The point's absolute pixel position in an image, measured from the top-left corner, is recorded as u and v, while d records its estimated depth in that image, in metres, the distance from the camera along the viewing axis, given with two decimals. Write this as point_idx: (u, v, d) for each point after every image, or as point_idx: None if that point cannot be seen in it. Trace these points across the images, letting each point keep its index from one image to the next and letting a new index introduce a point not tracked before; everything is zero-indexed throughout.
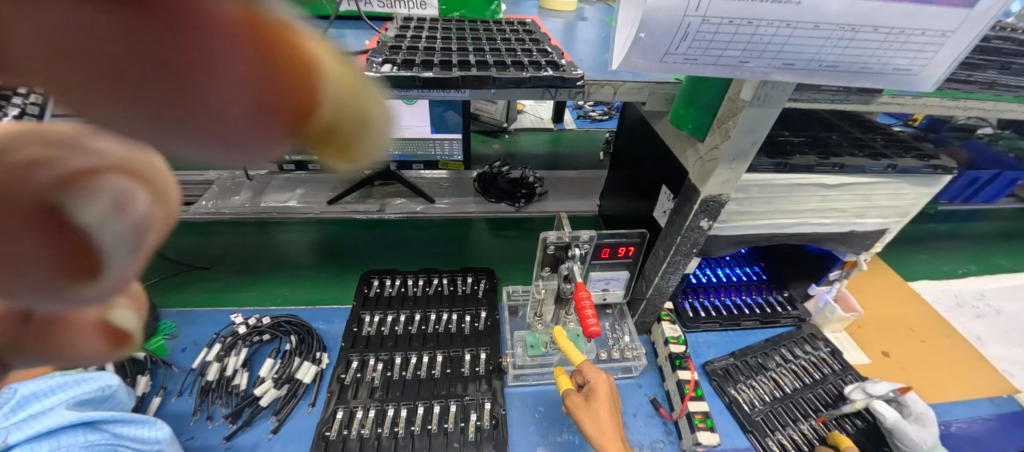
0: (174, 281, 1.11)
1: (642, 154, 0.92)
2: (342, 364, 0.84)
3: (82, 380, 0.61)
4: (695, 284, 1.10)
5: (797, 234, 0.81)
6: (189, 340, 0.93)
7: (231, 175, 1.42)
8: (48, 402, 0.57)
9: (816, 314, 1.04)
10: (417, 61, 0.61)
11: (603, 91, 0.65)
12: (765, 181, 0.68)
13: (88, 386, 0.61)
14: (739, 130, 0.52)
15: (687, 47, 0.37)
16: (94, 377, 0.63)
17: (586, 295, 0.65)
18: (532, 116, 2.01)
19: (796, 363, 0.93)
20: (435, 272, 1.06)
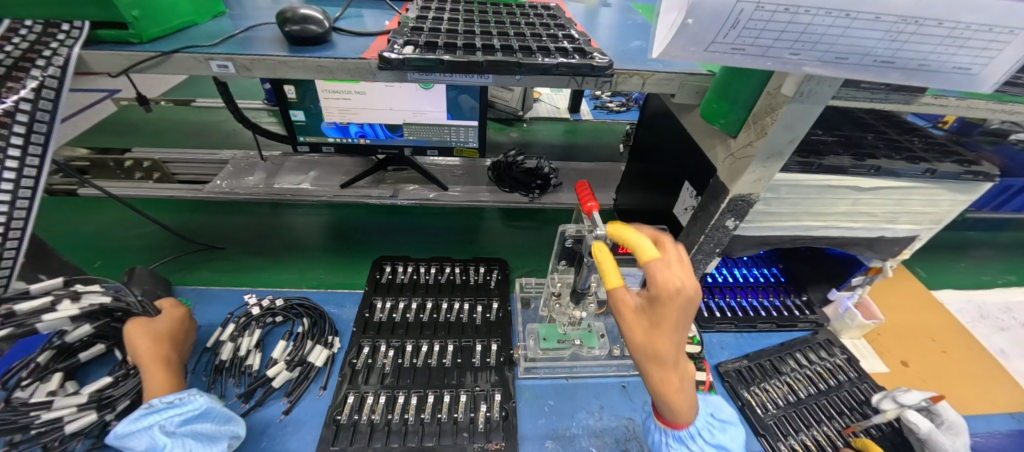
0: (189, 260, 1.11)
1: (664, 148, 0.89)
2: (354, 349, 0.84)
3: (229, 420, 0.64)
4: (711, 283, 1.07)
5: (823, 237, 0.78)
6: (204, 319, 0.94)
7: (246, 155, 1.42)
8: (209, 430, 0.61)
9: (834, 319, 1.01)
10: (440, 44, 0.59)
11: (632, 82, 0.62)
12: (795, 181, 0.65)
13: (229, 430, 0.64)
14: (777, 127, 0.49)
15: (735, 36, 0.35)
16: (234, 423, 0.65)
17: (595, 206, 0.59)
18: (548, 105, 1.98)
19: (810, 369, 0.91)
20: (448, 260, 1.05)
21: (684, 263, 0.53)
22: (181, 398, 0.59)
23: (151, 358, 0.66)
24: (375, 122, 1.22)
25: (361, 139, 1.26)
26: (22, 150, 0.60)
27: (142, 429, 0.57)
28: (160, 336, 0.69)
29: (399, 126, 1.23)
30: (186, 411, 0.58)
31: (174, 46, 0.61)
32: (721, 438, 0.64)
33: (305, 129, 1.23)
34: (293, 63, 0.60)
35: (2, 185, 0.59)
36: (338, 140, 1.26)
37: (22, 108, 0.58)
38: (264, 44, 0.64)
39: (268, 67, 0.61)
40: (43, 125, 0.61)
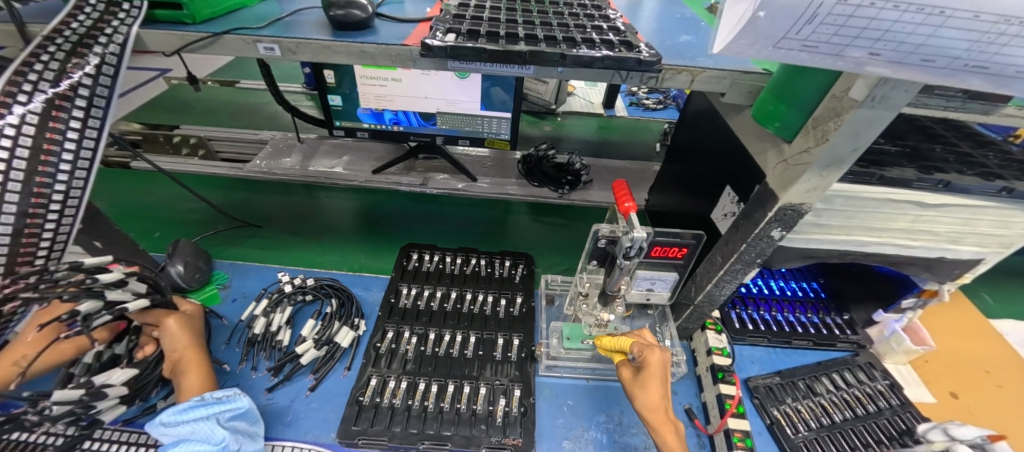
0: (226, 236, 1.15)
1: (705, 150, 0.85)
2: (378, 333, 0.85)
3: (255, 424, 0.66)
4: (745, 294, 1.03)
5: (875, 254, 0.73)
6: (240, 292, 0.97)
7: (284, 137, 1.46)
8: (245, 429, 0.63)
9: (878, 342, 0.95)
10: (482, 32, 0.58)
11: (680, 78, 0.59)
12: (851, 193, 0.61)
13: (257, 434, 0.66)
14: (840, 133, 0.46)
15: (807, 32, 0.32)
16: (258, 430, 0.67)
17: (632, 206, 0.56)
18: (582, 99, 1.94)
19: (848, 392, 0.86)
20: (474, 252, 1.05)
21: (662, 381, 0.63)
22: (228, 395, 0.62)
23: (192, 357, 0.69)
24: (410, 110, 1.22)
25: (394, 126, 1.27)
26: (82, 122, 0.62)
27: (189, 423, 0.58)
28: (193, 333, 0.73)
29: (433, 115, 1.23)
30: (231, 407, 0.61)
31: (225, 28, 0.63)
32: None
33: (341, 114, 1.25)
34: (335, 47, 0.61)
35: (64, 157, 0.61)
36: (373, 126, 1.27)
37: (85, 83, 0.61)
38: (308, 27, 0.65)
39: (312, 51, 0.62)
40: (102, 100, 0.64)
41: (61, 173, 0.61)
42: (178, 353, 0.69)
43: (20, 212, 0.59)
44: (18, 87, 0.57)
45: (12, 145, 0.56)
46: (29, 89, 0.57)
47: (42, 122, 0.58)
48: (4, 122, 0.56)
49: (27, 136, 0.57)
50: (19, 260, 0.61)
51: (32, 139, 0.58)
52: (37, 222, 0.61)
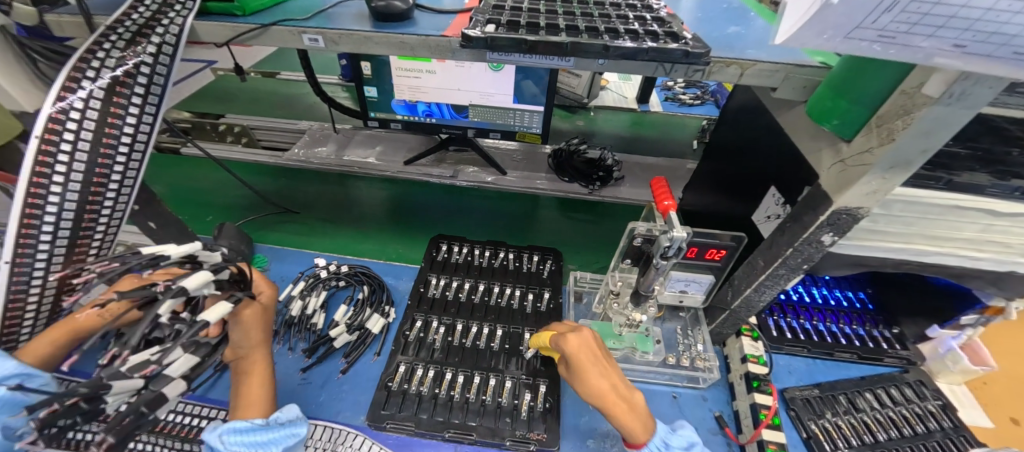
0: (264, 222, 1.20)
1: (748, 148, 0.82)
2: (407, 322, 0.86)
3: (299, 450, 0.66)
4: (784, 301, 0.98)
5: (935, 265, 0.67)
6: (278, 275, 1.01)
7: (320, 126, 1.50)
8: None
9: (931, 359, 0.89)
10: (522, 23, 0.57)
11: (728, 71, 0.57)
12: (913, 198, 0.56)
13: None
14: (909, 133, 0.42)
15: (886, 22, 0.30)
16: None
17: (671, 205, 0.54)
18: (615, 94, 1.89)
19: (895, 410, 0.81)
20: (503, 245, 1.04)
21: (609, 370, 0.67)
22: (292, 419, 0.63)
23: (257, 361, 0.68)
24: (443, 102, 1.23)
25: (427, 118, 1.28)
26: (139, 108, 0.66)
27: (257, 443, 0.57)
28: (261, 331, 0.69)
29: (465, 107, 1.23)
30: (292, 433, 0.61)
31: (272, 19, 0.64)
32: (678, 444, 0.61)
33: (376, 104, 1.27)
34: (376, 38, 0.61)
35: (121, 139, 0.64)
36: (406, 118, 1.29)
37: (143, 71, 0.64)
38: (350, 18, 0.65)
39: (354, 42, 0.62)
40: (158, 88, 0.67)
41: (120, 155, 0.66)
42: (249, 349, 0.68)
43: (84, 190, 0.64)
44: (82, 73, 0.59)
45: (77, 128, 0.60)
46: (92, 75, 0.60)
47: (104, 108, 0.62)
48: (69, 105, 0.59)
49: (90, 120, 0.61)
50: (82, 233, 0.67)
51: (94, 122, 0.61)
52: (97, 200, 0.66)
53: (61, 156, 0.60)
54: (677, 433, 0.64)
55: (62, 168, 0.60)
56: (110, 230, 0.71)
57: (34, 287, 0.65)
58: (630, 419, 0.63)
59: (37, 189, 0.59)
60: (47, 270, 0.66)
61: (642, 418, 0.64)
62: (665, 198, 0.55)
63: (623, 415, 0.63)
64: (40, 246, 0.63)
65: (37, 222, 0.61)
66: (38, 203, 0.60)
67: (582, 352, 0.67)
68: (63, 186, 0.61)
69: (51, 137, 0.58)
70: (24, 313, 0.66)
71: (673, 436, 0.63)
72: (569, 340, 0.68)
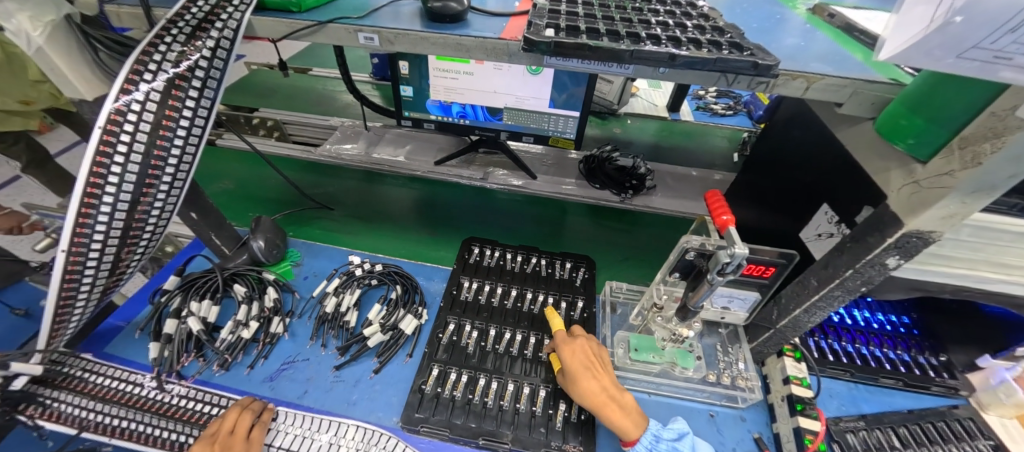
0: (298, 217, 1.24)
1: (797, 163, 0.79)
2: (440, 324, 0.86)
3: None
4: (826, 322, 0.95)
5: (998, 293, 0.64)
6: (311, 270, 1.01)
7: (352, 124, 1.52)
8: None
9: (980, 390, 0.84)
10: (583, 28, 0.56)
11: (792, 85, 0.55)
12: (985, 223, 0.54)
13: None
14: (998, 157, 0.40)
15: (1007, 42, 0.29)
16: None
17: (730, 220, 0.53)
18: (645, 101, 1.88)
19: (944, 448, 0.76)
20: (535, 251, 1.04)
21: (593, 379, 0.69)
22: None
23: None
24: (477, 104, 1.23)
25: (461, 120, 1.28)
26: (195, 102, 0.66)
27: None
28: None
29: (500, 110, 1.23)
30: None
31: (328, 17, 0.65)
32: (683, 451, 0.65)
33: (411, 104, 1.27)
34: (432, 39, 0.61)
35: (178, 131, 0.65)
36: (439, 118, 1.29)
37: (201, 65, 0.64)
38: (404, 18, 0.66)
39: (409, 42, 0.62)
40: (214, 82, 0.67)
41: (174, 148, 0.66)
42: None
43: (138, 182, 0.64)
44: (144, 66, 0.60)
45: (137, 120, 0.61)
46: (153, 68, 0.60)
47: (163, 100, 0.62)
48: (132, 97, 0.59)
49: (149, 112, 0.61)
50: (135, 223, 0.68)
51: (153, 115, 0.62)
52: (151, 191, 0.66)
53: (120, 146, 0.60)
54: (670, 426, 0.68)
55: (120, 159, 0.61)
56: (160, 223, 0.72)
57: (89, 269, 0.66)
58: (617, 416, 0.66)
59: (97, 179, 0.60)
60: (101, 253, 0.66)
61: (632, 415, 0.67)
62: (720, 212, 0.54)
63: (608, 411, 0.66)
64: (96, 232, 0.63)
65: (94, 212, 0.62)
66: (96, 193, 0.61)
67: (574, 358, 0.72)
68: (120, 177, 0.62)
69: (113, 128, 0.59)
70: (76, 297, 0.68)
71: (664, 429, 0.67)
72: (566, 345, 0.74)
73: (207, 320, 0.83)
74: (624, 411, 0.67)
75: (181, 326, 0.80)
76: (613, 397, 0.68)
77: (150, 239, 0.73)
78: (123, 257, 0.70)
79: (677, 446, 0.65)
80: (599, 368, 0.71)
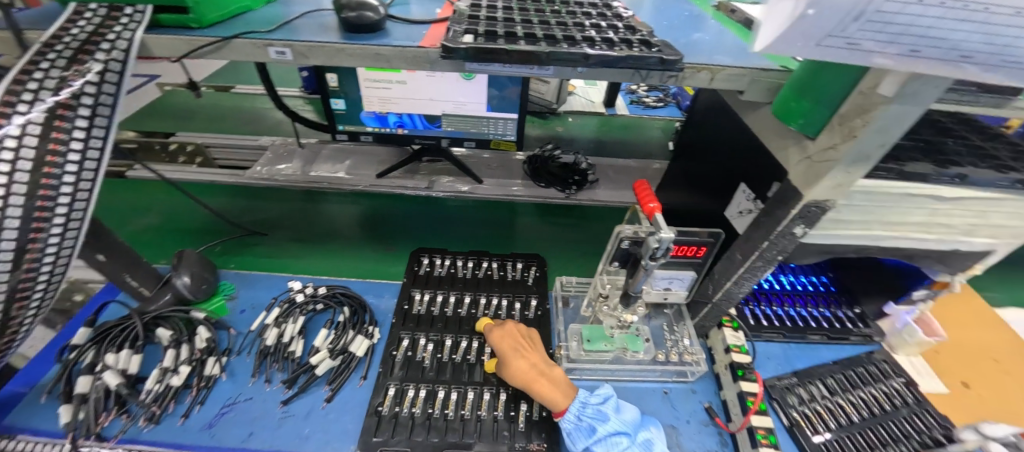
0: (230, 246, 1.16)
1: (716, 147, 0.86)
2: (393, 341, 0.84)
3: None
4: (758, 290, 1.03)
5: (890, 248, 0.73)
6: (248, 302, 0.95)
7: (284, 142, 1.45)
8: None
9: (890, 334, 0.96)
10: (501, 32, 0.58)
11: (699, 77, 0.59)
12: (870, 189, 0.61)
13: None
14: (869, 130, 0.46)
15: (854, 29, 0.33)
16: None
17: (657, 207, 0.56)
18: (582, 98, 1.94)
19: (864, 391, 0.86)
20: (485, 255, 1.04)
21: (522, 354, 0.73)
22: None
23: None
24: (414, 113, 1.22)
25: (399, 130, 1.26)
26: (86, 132, 0.60)
27: None
28: None
29: (438, 117, 1.22)
30: None
31: (235, 32, 0.61)
32: (604, 410, 0.67)
33: (344, 117, 1.23)
34: (349, 50, 0.59)
35: (67, 167, 0.59)
36: (376, 130, 1.26)
37: (88, 91, 0.58)
38: (321, 30, 0.64)
39: (325, 54, 0.60)
40: (107, 109, 0.61)
41: (65, 185, 0.59)
42: None
43: (24, 227, 0.57)
44: (18, 97, 0.54)
45: (14, 157, 0.54)
46: (29, 98, 0.55)
47: (44, 133, 0.56)
48: (4, 132, 0.53)
49: (28, 148, 0.55)
50: (25, 274, 0.60)
51: (33, 151, 0.55)
52: (41, 236, 0.59)
53: None
54: (596, 392, 0.70)
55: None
56: (57, 270, 0.64)
57: None
58: (544, 386, 0.68)
59: None
60: None
61: (562, 386, 0.69)
62: (647, 200, 0.57)
63: (536, 383, 0.69)
64: None
65: None
66: None
67: (503, 340, 0.76)
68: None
69: None
70: None
71: (591, 395, 0.69)
72: (497, 332, 0.78)
73: (128, 371, 0.75)
74: (553, 382, 0.69)
75: (97, 382, 0.72)
76: (541, 370, 0.71)
77: (47, 289, 0.65)
78: (14, 313, 0.62)
79: (601, 408, 0.67)
80: (529, 348, 0.75)
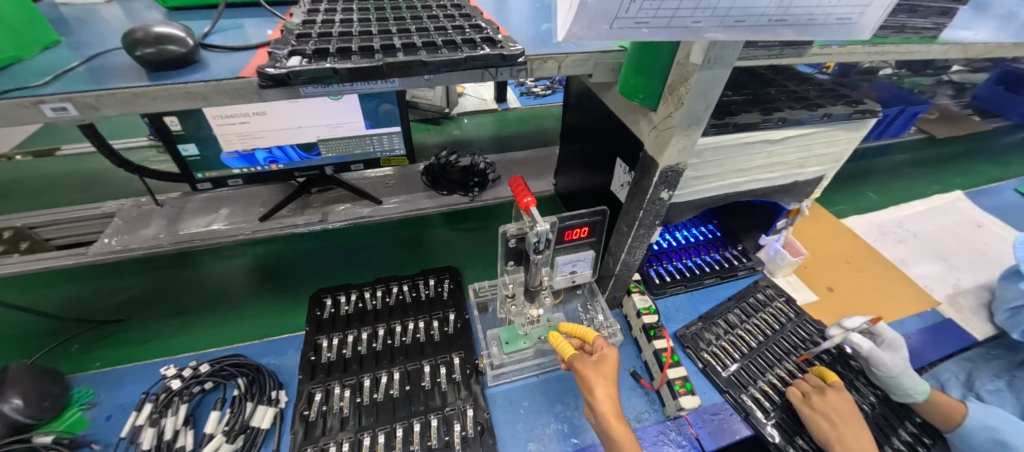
0: (81, 342, 0.96)
1: (591, 127, 0.89)
2: (304, 399, 0.77)
3: None
4: (658, 250, 1.11)
5: (748, 191, 0.83)
6: (115, 405, 0.84)
7: (136, 202, 1.23)
8: None
9: (768, 262, 1.09)
10: (332, 49, 0.53)
11: (547, 66, 0.61)
12: (715, 144, 0.68)
13: None
14: (692, 96, 0.50)
15: (637, 10, 0.35)
16: None
17: (532, 201, 0.56)
18: (473, 98, 1.94)
19: (757, 318, 0.96)
20: (394, 279, 0.99)
21: (613, 386, 0.67)
22: None
23: None
24: (285, 144, 1.11)
25: (272, 166, 1.14)
26: None
27: None
28: None
29: (314, 144, 1.12)
30: None
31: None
32: None
33: (202, 164, 1.09)
34: (155, 93, 0.51)
35: None
36: (245, 171, 1.13)
37: None
38: (119, 74, 0.54)
39: (122, 103, 0.51)
40: None
41: None
42: None
43: None
44: None
45: None
46: None
47: None
48: None
49: None
50: None
51: None
52: None
53: None
54: None
55: None
56: None
57: None
58: (605, 392, 0.65)
59: None
60: None
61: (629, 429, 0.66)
62: (523, 196, 0.56)
63: (596, 387, 0.65)
64: None
65: None
66: None
67: (612, 366, 0.68)
68: None
69: None
70: None
71: None
72: (607, 351, 0.69)
73: None
74: (613, 388, 0.66)
75: None
76: (603, 373, 0.66)
77: None
78: None
79: None
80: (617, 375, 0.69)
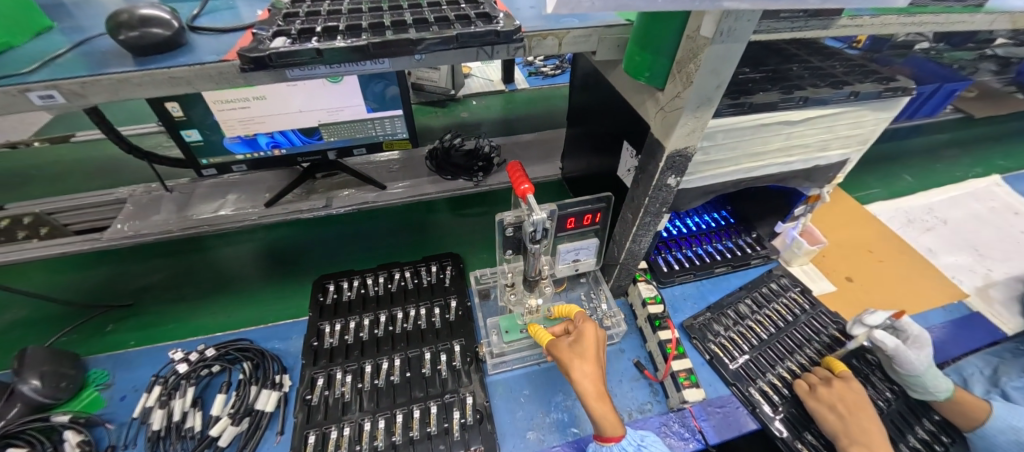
0: (96, 325, 0.98)
1: (598, 109, 0.85)
2: (306, 384, 0.77)
3: None
4: (666, 237, 1.07)
5: (763, 176, 0.78)
6: (128, 387, 0.85)
7: (146, 188, 1.24)
8: None
9: (784, 250, 1.04)
10: (318, 29, 0.51)
11: (547, 43, 0.57)
12: (728, 126, 0.63)
13: None
14: (702, 73, 0.46)
15: None
16: None
17: (529, 188, 0.53)
18: (481, 79, 1.89)
19: (769, 309, 0.93)
20: (396, 265, 0.98)
21: (593, 359, 0.64)
22: None
23: None
24: (286, 129, 1.09)
25: (275, 151, 1.13)
26: None
27: None
28: None
29: (315, 129, 1.10)
30: None
31: None
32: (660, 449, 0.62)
33: (205, 149, 1.08)
34: (139, 78, 0.50)
35: None
36: (249, 156, 1.13)
37: None
38: (104, 58, 0.52)
39: (105, 89, 0.50)
40: None
41: None
42: None
43: None
44: None
45: None
46: None
47: None
48: None
49: None
50: None
51: None
52: None
53: None
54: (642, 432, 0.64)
55: None
56: None
57: None
58: (582, 371, 0.63)
59: None
60: None
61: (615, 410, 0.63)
62: (520, 183, 0.53)
63: (572, 367, 0.63)
64: None
65: None
66: None
67: (593, 341, 0.66)
68: None
69: None
70: None
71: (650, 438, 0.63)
72: (586, 327, 0.68)
73: None
74: (592, 366, 0.64)
75: None
76: (580, 353, 0.65)
77: None
78: None
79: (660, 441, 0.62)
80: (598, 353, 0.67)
